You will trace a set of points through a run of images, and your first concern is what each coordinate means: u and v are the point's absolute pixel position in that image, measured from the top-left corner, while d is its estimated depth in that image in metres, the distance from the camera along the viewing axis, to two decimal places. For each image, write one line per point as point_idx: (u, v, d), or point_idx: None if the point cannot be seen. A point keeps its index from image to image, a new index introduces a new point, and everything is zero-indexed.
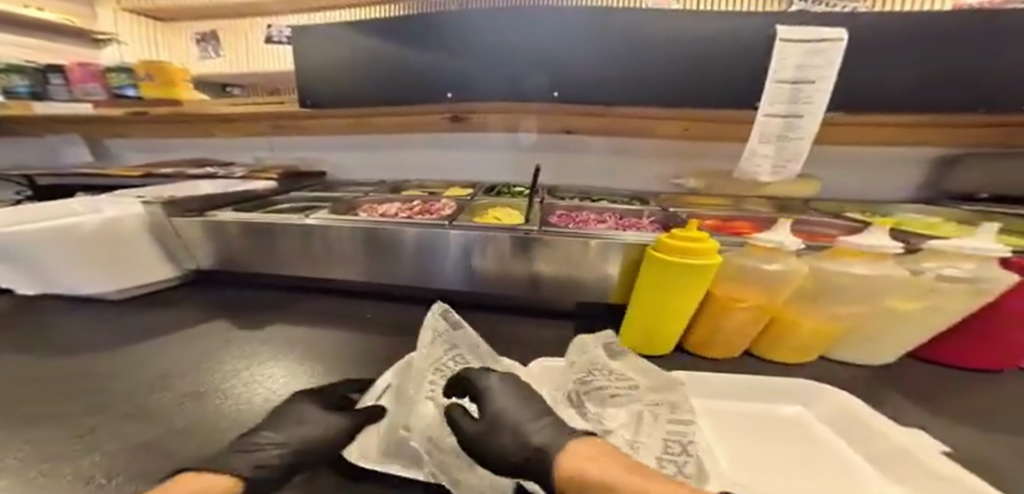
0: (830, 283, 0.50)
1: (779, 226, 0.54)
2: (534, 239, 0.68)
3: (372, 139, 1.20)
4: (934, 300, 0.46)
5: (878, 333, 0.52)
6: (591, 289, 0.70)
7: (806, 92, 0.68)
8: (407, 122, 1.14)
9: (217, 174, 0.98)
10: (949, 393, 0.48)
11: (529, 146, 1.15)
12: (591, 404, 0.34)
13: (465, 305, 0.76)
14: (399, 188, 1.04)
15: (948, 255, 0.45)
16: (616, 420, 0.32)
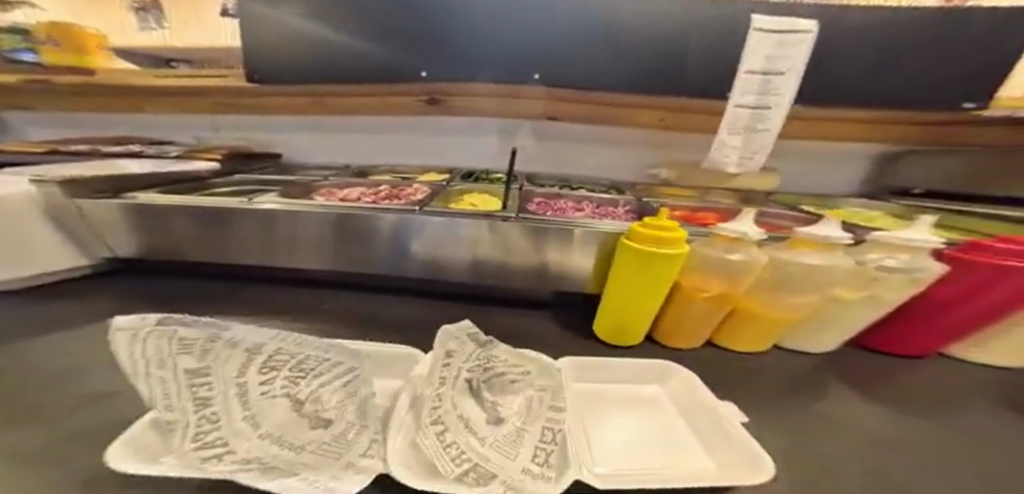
0: (785, 273, 0.51)
1: (742, 216, 0.54)
2: (502, 227, 0.66)
3: (335, 122, 1.10)
4: (874, 290, 0.49)
5: (824, 322, 0.54)
6: (556, 278, 0.70)
7: (775, 84, 0.67)
8: (374, 105, 1.04)
9: (144, 152, 0.88)
10: (880, 378, 0.52)
11: (500, 132, 1.11)
12: (488, 391, 0.37)
13: (431, 297, 0.74)
14: (364, 174, 0.99)
15: (887, 246, 0.48)
16: (507, 410, 0.35)
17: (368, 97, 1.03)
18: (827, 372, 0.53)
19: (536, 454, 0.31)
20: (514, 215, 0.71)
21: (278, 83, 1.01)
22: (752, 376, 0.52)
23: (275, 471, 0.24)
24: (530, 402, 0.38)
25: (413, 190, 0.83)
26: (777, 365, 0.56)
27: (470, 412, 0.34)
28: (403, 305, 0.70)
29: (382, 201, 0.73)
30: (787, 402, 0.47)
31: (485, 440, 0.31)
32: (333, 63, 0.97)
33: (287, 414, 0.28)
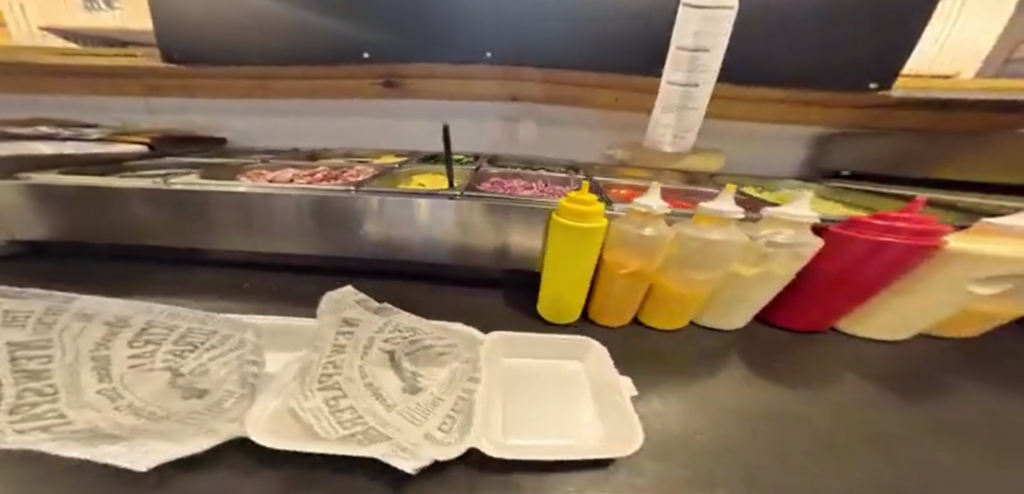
0: (689, 249, 0.53)
1: (652, 192, 0.54)
2: (417, 200, 0.67)
3: (275, 104, 1.03)
4: (766, 265, 0.51)
5: (732, 299, 0.57)
6: (481, 252, 0.73)
7: (703, 62, 0.67)
8: (319, 88, 0.99)
9: (66, 135, 0.85)
10: (773, 358, 0.55)
11: (452, 115, 1.06)
12: (413, 370, 0.42)
13: (366, 279, 0.74)
14: (311, 157, 0.96)
15: (777, 223, 0.50)
16: (427, 385, 0.40)
17: (317, 79, 0.98)
18: (728, 350, 0.56)
19: (441, 417, 0.35)
20: (459, 194, 0.70)
21: (214, 62, 0.96)
22: (656, 355, 0.55)
23: (116, 437, 0.25)
24: (442, 382, 0.40)
25: (353, 169, 0.81)
26: (685, 343, 0.58)
27: (390, 386, 0.39)
28: (333, 286, 0.71)
29: (320, 181, 0.72)
30: (678, 379, 0.49)
31: (397, 406, 0.35)
32: (272, 44, 0.93)
33: (153, 393, 0.30)
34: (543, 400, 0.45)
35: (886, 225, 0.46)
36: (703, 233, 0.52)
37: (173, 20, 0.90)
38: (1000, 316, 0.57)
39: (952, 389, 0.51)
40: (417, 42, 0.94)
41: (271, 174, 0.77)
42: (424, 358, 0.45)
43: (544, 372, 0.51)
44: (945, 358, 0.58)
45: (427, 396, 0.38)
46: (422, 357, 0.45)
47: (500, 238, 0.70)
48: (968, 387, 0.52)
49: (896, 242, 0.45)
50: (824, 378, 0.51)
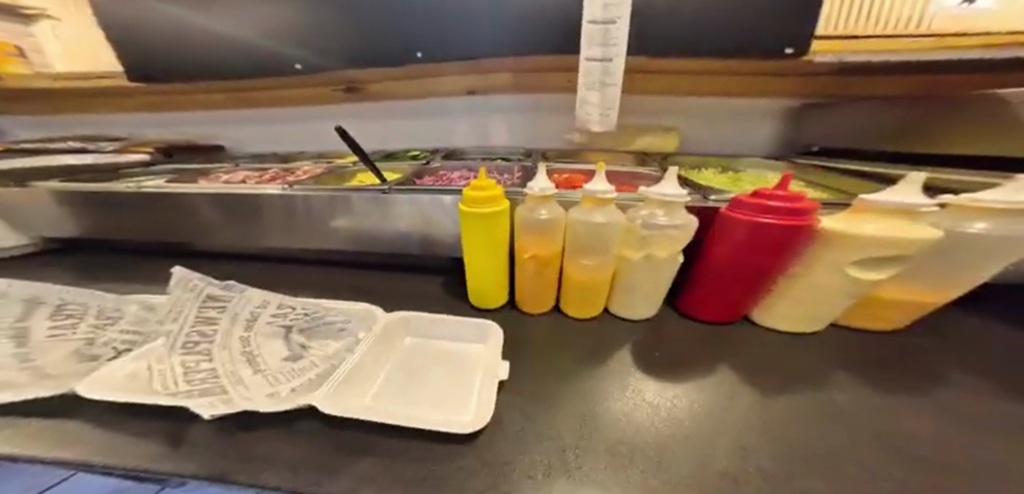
0: (579, 234, 0.55)
1: (540, 173, 0.56)
2: (340, 195, 0.72)
3: (259, 113, 1.15)
4: (645, 248, 0.54)
5: (633, 285, 0.58)
6: (407, 242, 0.76)
7: (614, 33, 0.66)
8: (291, 96, 1.09)
9: (85, 151, 1.02)
10: (667, 346, 0.56)
11: (415, 112, 1.11)
12: (303, 337, 0.49)
13: (311, 263, 0.82)
14: (284, 158, 1.06)
15: (652, 202, 0.52)
16: (311, 353, 0.46)
17: (289, 86, 1.07)
18: (624, 342, 0.57)
19: (306, 379, 0.41)
20: (392, 185, 0.75)
21: (192, 77, 1.06)
22: (544, 342, 0.57)
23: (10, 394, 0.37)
24: (316, 352, 0.46)
25: (299, 170, 0.91)
26: (581, 331, 0.60)
27: (276, 352, 0.45)
28: (284, 271, 0.80)
29: (264, 181, 0.80)
30: (551, 365, 0.52)
31: (273, 369, 0.42)
32: (235, 60, 1.01)
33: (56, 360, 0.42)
34: (425, 374, 0.47)
35: (767, 205, 0.46)
36: (588, 216, 0.53)
37: (154, 44, 1.01)
38: (914, 306, 0.54)
39: (840, 376, 0.48)
40: (356, 47, 0.95)
41: (231, 175, 0.87)
42: (318, 327, 0.51)
43: (444, 349, 0.53)
44: (863, 345, 0.55)
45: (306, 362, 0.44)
46: (315, 326, 0.51)
47: (423, 226, 0.74)
48: (865, 374, 0.49)
49: (774, 222, 0.45)
50: (705, 369, 0.50)
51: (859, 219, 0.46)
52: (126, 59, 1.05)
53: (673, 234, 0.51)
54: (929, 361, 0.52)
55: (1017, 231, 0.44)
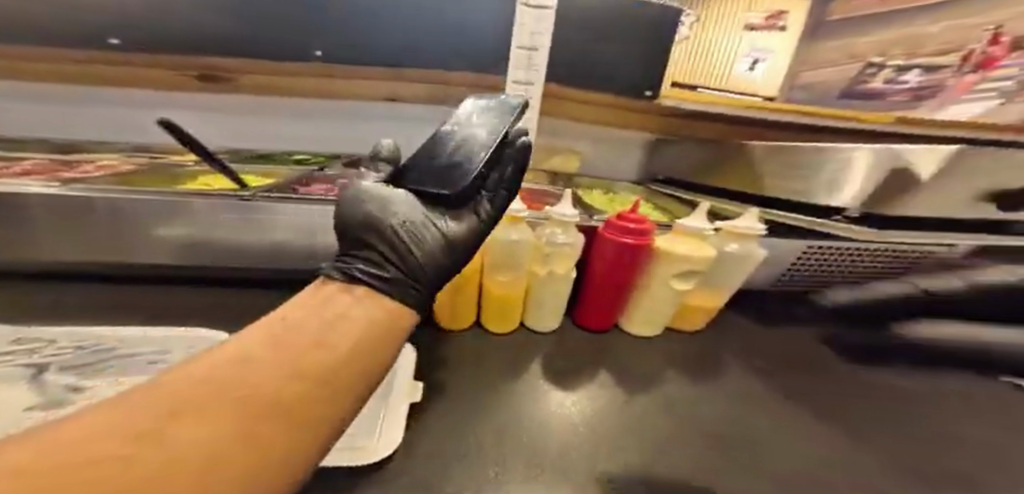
0: (497, 251, 0.55)
1: None
2: (188, 199, 0.55)
3: (44, 89, 0.82)
4: (551, 264, 0.57)
5: (546, 301, 0.59)
6: (282, 258, 0.61)
7: (536, 60, 0.71)
8: (102, 75, 0.82)
9: None
10: (566, 356, 0.57)
11: (294, 115, 0.92)
12: (71, 378, 0.33)
13: (102, 289, 0.59)
14: (80, 150, 0.76)
15: (557, 221, 0.56)
16: (85, 397, 0.31)
17: (108, 67, 0.81)
18: (531, 357, 0.56)
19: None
20: (262, 191, 0.59)
21: None
22: (440, 361, 0.52)
23: None
24: (98, 393, 0.32)
25: (93, 164, 0.67)
26: (479, 346, 0.57)
27: (11, 405, 0.29)
28: (63, 302, 0.55)
29: (23, 175, 0.56)
30: (452, 387, 0.47)
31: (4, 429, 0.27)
32: (20, 17, 0.74)
33: None
34: None
35: (624, 227, 0.56)
36: (504, 232, 0.54)
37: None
38: (707, 311, 0.68)
39: (676, 375, 0.57)
40: (222, 31, 0.80)
41: None
42: (102, 363, 0.35)
43: None
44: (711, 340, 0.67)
45: (74, 411, 0.30)
46: (96, 361, 0.35)
47: (303, 244, 0.60)
48: (691, 369, 0.59)
49: (632, 241, 0.55)
50: (592, 376, 0.54)
51: (677, 241, 0.59)
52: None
53: (569, 251, 0.57)
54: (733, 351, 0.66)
55: (751, 248, 0.62)
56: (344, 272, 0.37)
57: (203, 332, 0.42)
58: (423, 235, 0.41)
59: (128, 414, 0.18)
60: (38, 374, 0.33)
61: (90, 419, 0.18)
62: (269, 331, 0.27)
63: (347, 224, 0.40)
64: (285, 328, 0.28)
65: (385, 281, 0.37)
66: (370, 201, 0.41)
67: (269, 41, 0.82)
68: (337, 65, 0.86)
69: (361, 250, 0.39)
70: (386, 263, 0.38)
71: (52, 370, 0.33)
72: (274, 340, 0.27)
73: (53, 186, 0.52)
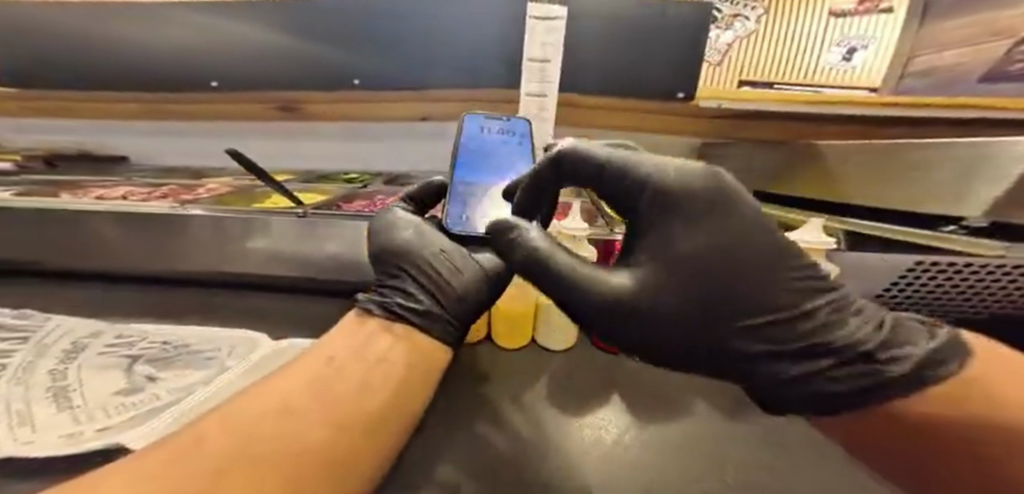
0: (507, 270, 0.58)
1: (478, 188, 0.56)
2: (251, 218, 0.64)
3: (172, 126, 1.04)
4: None
5: (555, 315, 0.61)
6: (317, 269, 0.66)
7: (548, 71, 0.73)
8: (210, 113, 1.01)
9: None
10: (581, 386, 0.55)
11: (348, 136, 1.01)
12: (150, 370, 0.42)
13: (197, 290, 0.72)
14: (200, 174, 0.95)
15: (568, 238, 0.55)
16: (154, 386, 0.40)
17: (217, 105, 1.00)
18: (540, 376, 0.58)
19: (133, 414, 0.35)
20: (309, 209, 0.67)
21: (102, 86, 0.98)
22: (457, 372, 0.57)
23: None
24: (159, 388, 0.40)
25: (201, 188, 0.82)
26: (492, 362, 0.61)
27: (103, 389, 0.39)
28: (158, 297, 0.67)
29: (150, 198, 0.71)
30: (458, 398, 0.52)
31: (92, 408, 0.36)
32: (150, 70, 0.95)
33: None
34: None
35: None
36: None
37: (59, 43, 0.94)
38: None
39: (700, 402, 0.54)
40: (288, 68, 0.93)
41: (114, 189, 0.75)
42: (173, 359, 0.45)
43: None
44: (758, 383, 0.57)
45: (143, 397, 0.38)
46: (171, 357, 0.45)
47: (335, 258, 0.65)
48: (720, 401, 0.54)
49: None
50: (601, 400, 0.53)
51: None
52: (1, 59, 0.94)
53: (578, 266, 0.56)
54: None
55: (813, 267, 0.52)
56: (385, 305, 0.46)
57: (252, 338, 0.50)
58: (445, 263, 0.47)
59: (215, 443, 0.29)
60: (126, 366, 0.42)
61: (246, 404, 0.33)
62: (323, 375, 0.38)
63: (387, 256, 0.49)
64: (330, 374, 0.38)
65: (420, 309, 0.45)
66: (410, 235, 0.50)
67: (325, 75, 0.93)
68: (377, 90, 0.94)
69: (399, 280, 0.48)
70: (421, 293, 0.46)
71: (138, 363, 0.43)
72: (316, 388, 0.36)
73: (170, 206, 0.66)
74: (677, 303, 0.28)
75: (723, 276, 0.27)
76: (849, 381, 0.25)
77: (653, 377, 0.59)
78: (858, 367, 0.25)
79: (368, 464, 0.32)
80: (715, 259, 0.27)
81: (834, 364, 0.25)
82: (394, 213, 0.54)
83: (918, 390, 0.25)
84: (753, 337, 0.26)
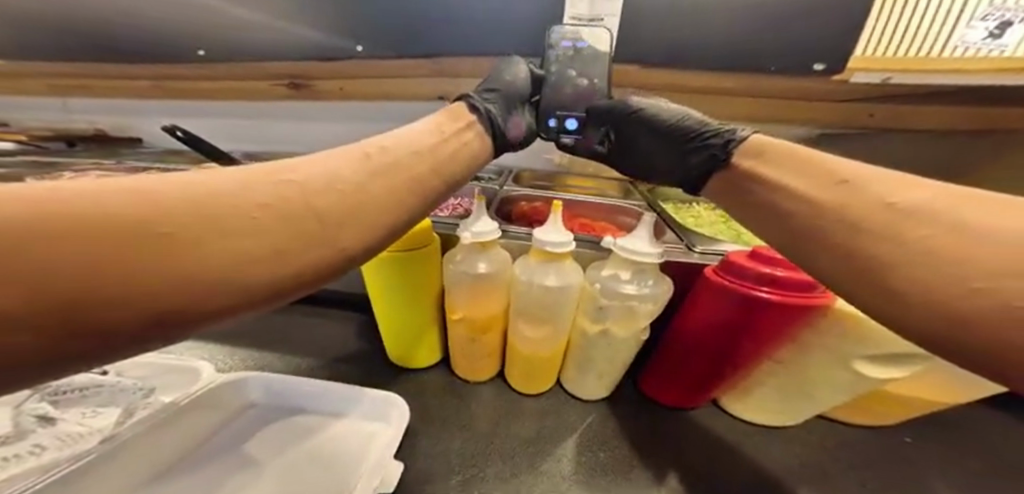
0: (544, 301, 0.43)
1: (468, 104, 0.42)
2: None
3: (182, 108, 0.98)
4: (603, 316, 0.42)
5: (587, 363, 0.45)
6: None
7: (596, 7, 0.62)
8: (215, 90, 0.93)
9: None
10: (624, 460, 0.40)
11: (361, 116, 0.90)
12: (48, 408, 0.37)
13: None
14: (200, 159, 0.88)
15: (618, 262, 0.40)
16: (45, 429, 0.35)
17: (215, 81, 0.92)
18: (568, 434, 0.43)
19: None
20: None
21: (115, 62, 0.93)
22: (458, 423, 0.44)
23: None
24: (48, 438, 0.34)
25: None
26: (505, 409, 0.47)
27: None
28: None
29: None
30: (458, 461, 0.39)
31: None
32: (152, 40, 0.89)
33: None
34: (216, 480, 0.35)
35: (764, 274, 0.35)
36: (468, 262, 0.44)
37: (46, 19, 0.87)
38: (921, 404, 0.42)
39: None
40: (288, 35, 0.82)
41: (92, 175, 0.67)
42: (85, 392, 0.40)
43: (278, 431, 0.41)
44: (888, 467, 0.40)
45: (24, 448, 0.33)
46: (86, 389, 0.40)
47: None
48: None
49: (769, 297, 0.35)
50: (653, 474, 0.38)
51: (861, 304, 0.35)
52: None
53: (638, 307, 0.40)
54: (936, 479, 0.39)
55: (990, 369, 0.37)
56: (482, 109, 0.42)
57: (191, 366, 0.46)
58: (522, 120, 0.46)
59: (154, 207, 0.17)
60: (23, 410, 0.37)
61: (335, 159, 0.26)
62: (346, 166, 0.25)
63: (498, 81, 0.46)
64: (357, 167, 0.26)
65: (492, 123, 0.42)
66: (524, 77, 0.48)
67: (333, 46, 0.84)
68: (387, 60, 0.83)
69: (493, 101, 0.44)
70: (509, 117, 0.44)
71: (34, 399, 0.38)
72: (331, 176, 0.24)
73: None
74: (664, 118, 0.42)
75: (675, 114, 0.42)
76: (707, 153, 0.36)
77: (732, 447, 0.42)
78: (711, 148, 0.36)
79: (369, 234, 0.24)
80: (676, 111, 0.43)
81: (712, 146, 0.36)
82: (516, 57, 0.51)
83: (744, 152, 0.33)
84: (681, 131, 0.40)
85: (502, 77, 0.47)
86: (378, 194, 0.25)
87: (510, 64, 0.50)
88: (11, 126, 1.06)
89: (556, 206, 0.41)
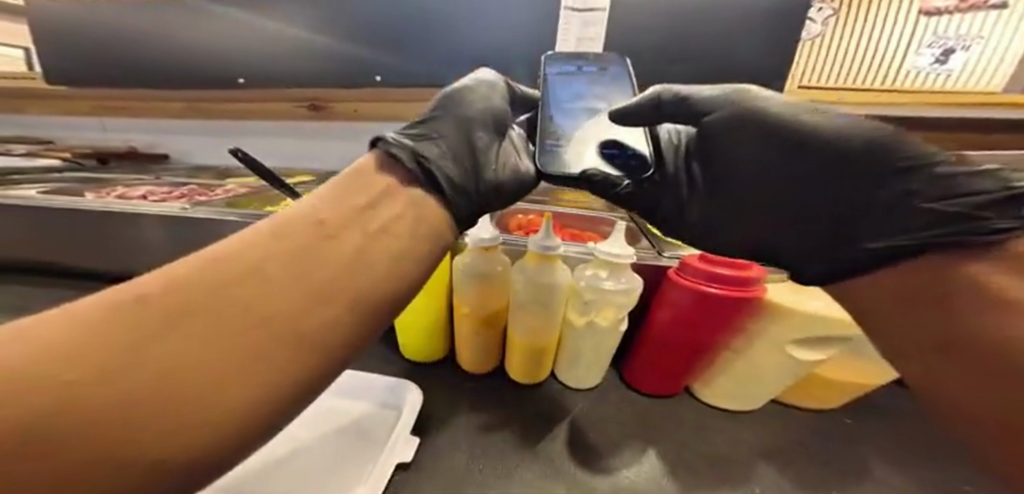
0: (540, 297, 0.50)
1: (393, 146, 0.30)
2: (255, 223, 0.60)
3: (210, 127, 1.06)
4: (587, 311, 0.49)
5: (576, 352, 0.52)
6: None
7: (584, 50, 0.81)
8: (242, 111, 1.02)
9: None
10: (609, 439, 0.46)
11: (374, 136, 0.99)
12: None
13: None
14: (227, 174, 0.95)
15: (600, 263, 0.48)
16: None
17: (242, 103, 1.01)
18: (560, 417, 0.50)
19: None
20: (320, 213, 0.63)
21: (141, 84, 0.99)
22: (465, 411, 0.51)
23: None
24: None
25: (221, 188, 0.81)
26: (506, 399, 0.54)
27: None
28: None
29: (166, 198, 0.69)
30: (468, 441, 0.45)
31: None
32: (183, 66, 0.96)
33: None
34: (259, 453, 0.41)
35: (714, 272, 0.43)
36: (474, 264, 0.51)
37: (94, 48, 0.96)
38: (851, 389, 0.49)
39: (766, 470, 0.43)
40: (314, 69, 0.91)
41: (138, 189, 0.75)
42: None
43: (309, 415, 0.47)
44: (832, 445, 0.47)
45: None
46: None
47: None
48: (791, 471, 0.43)
49: (718, 291, 0.42)
50: (635, 451, 0.44)
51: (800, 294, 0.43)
52: (46, 63, 0.98)
53: (616, 300, 0.47)
54: (872, 455, 0.46)
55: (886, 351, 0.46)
56: (415, 158, 0.31)
57: None
58: (481, 167, 0.36)
59: (74, 355, 0.14)
60: None
61: (274, 232, 0.22)
62: (280, 242, 0.21)
63: (445, 118, 0.37)
64: (299, 241, 0.22)
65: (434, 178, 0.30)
66: (478, 108, 0.39)
67: (348, 72, 0.90)
68: (398, 87, 0.91)
69: (436, 145, 0.33)
70: (465, 167, 0.34)
71: None
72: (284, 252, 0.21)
73: (177, 208, 0.63)
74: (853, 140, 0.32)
75: (874, 139, 0.32)
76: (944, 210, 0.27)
77: (700, 429, 0.48)
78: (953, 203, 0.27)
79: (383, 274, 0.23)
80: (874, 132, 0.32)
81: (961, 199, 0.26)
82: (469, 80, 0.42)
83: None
84: (888, 166, 0.30)
85: (447, 113, 0.37)
86: (352, 266, 0.22)
87: (460, 91, 0.40)
88: (52, 142, 1.15)
89: (547, 218, 0.48)
